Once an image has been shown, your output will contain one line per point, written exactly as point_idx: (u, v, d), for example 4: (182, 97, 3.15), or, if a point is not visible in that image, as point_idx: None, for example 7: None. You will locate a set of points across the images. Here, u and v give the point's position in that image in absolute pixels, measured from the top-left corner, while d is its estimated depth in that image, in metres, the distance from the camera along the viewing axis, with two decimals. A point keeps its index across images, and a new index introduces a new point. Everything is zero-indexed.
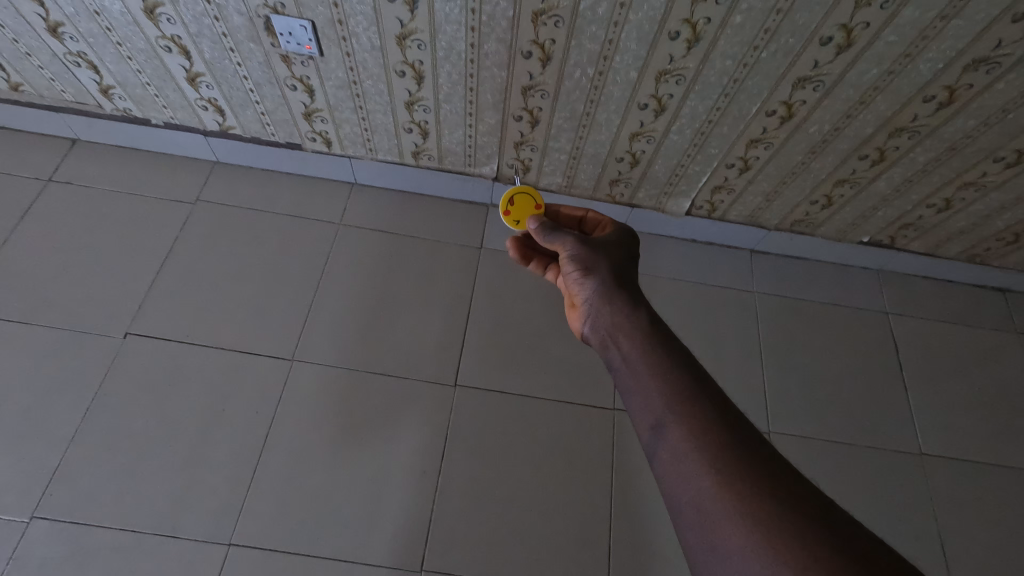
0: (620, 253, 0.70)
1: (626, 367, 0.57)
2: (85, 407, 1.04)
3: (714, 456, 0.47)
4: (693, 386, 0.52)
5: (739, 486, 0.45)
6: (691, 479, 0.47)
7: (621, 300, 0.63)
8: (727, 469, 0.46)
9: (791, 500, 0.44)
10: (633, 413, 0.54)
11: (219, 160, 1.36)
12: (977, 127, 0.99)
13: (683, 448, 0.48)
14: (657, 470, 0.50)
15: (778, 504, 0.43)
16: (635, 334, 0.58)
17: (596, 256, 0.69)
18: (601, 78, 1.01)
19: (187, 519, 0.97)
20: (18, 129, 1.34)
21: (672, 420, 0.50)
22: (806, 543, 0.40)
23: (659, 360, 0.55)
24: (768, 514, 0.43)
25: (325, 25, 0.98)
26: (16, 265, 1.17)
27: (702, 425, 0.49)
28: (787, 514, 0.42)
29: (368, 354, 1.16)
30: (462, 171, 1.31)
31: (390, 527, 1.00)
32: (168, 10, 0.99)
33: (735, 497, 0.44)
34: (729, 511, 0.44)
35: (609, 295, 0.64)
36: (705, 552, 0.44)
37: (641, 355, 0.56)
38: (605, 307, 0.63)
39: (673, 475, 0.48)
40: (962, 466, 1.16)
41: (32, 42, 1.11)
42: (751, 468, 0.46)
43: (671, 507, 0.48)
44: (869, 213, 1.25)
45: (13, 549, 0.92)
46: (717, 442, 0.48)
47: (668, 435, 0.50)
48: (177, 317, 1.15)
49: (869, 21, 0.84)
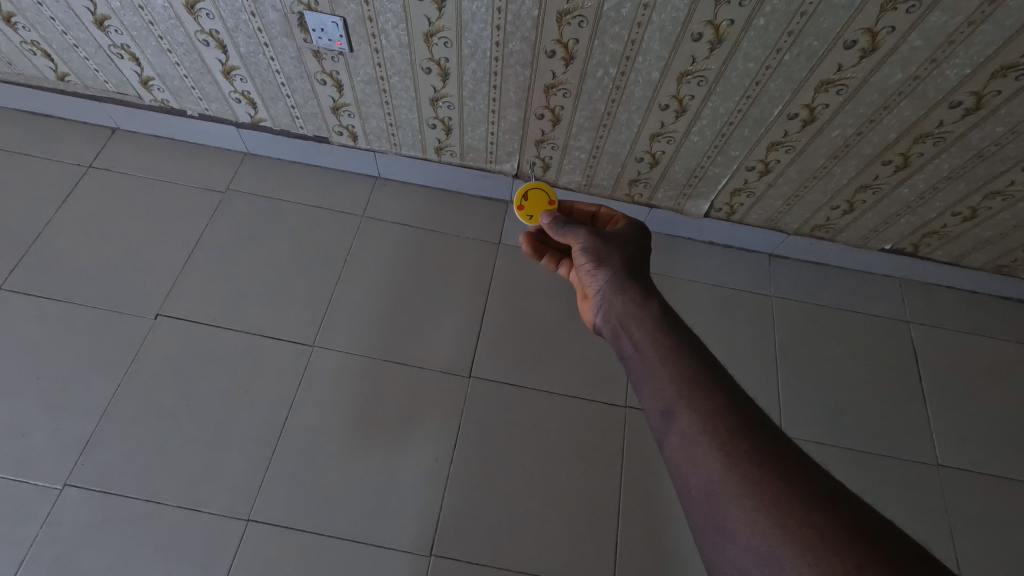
0: (632, 247, 0.72)
1: (637, 356, 0.58)
2: (117, 383, 1.09)
3: (721, 439, 0.48)
4: (702, 374, 0.53)
5: (746, 469, 0.46)
6: (699, 462, 0.48)
7: (632, 291, 0.64)
8: (734, 452, 0.47)
9: (799, 483, 0.45)
10: (643, 399, 0.55)
11: (249, 151, 1.41)
12: (1005, 135, 0.98)
13: (692, 432, 0.49)
14: (665, 455, 0.51)
15: (785, 487, 0.44)
16: (646, 323, 0.60)
17: (609, 249, 0.70)
18: (623, 78, 1.02)
19: (208, 494, 1.01)
20: (63, 118, 1.41)
21: (681, 405, 0.51)
22: (812, 521, 0.42)
23: (670, 348, 0.56)
24: (774, 495, 0.44)
25: (355, 22, 1.02)
26: (57, 246, 1.23)
27: (710, 410, 0.50)
28: (794, 496, 0.43)
29: (386, 343, 1.19)
30: (483, 168, 1.33)
31: (401, 511, 1.02)
32: (207, 5, 1.03)
33: (743, 479, 0.45)
34: (737, 491, 0.45)
35: (621, 286, 0.65)
36: (713, 532, 0.45)
37: (652, 344, 0.57)
38: (617, 298, 0.64)
39: (682, 458, 0.49)
40: (980, 479, 1.14)
41: (80, 35, 1.17)
42: (758, 451, 0.47)
43: (680, 490, 0.49)
44: (891, 220, 1.23)
45: (47, 513, 0.97)
46: (725, 426, 0.49)
47: (677, 419, 0.51)
48: (205, 300, 1.20)
49: (894, 25, 0.84)
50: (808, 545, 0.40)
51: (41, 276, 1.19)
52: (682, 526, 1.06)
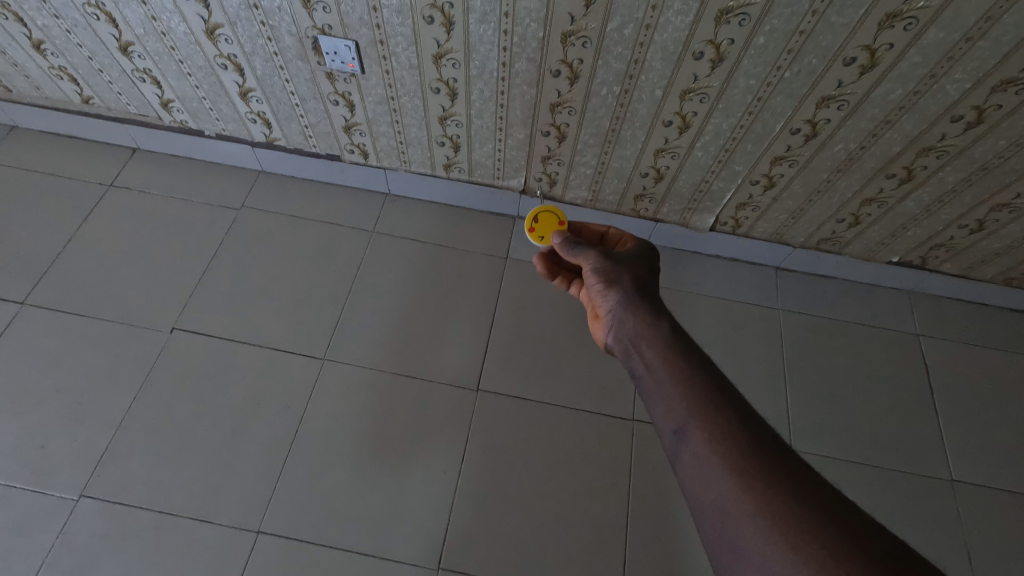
0: (641, 266, 0.73)
1: (648, 376, 0.59)
2: (133, 396, 1.12)
3: (734, 458, 0.49)
4: (713, 393, 0.54)
5: (759, 488, 0.46)
6: (713, 482, 0.48)
7: (643, 311, 0.65)
8: (747, 470, 0.48)
9: (812, 501, 0.45)
10: (656, 418, 0.56)
11: (263, 169, 1.45)
12: (1008, 148, 0.98)
13: (705, 452, 0.50)
14: (679, 474, 0.52)
15: (798, 506, 0.45)
16: (657, 343, 0.61)
17: (619, 269, 0.71)
18: (627, 96, 1.04)
19: (220, 505, 1.02)
20: (87, 139, 1.46)
21: (694, 424, 0.52)
22: (826, 540, 0.42)
23: (681, 367, 0.57)
24: (788, 514, 0.44)
25: (368, 45, 1.05)
26: (78, 262, 1.27)
27: (723, 429, 0.51)
28: (807, 515, 0.44)
29: (395, 356, 1.21)
30: (490, 184, 1.36)
31: (409, 524, 1.03)
32: (227, 31, 1.08)
33: (756, 499, 0.46)
34: (750, 512, 0.45)
35: (632, 306, 0.66)
36: (729, 552, 0.46)
37: (663, 363, 0.58)
38: (628, 318, 0.65)
39: (696, 478, 0.50)
40: (996, 495, 1.12)
41: (105, 60, 1.22)
42: (771, 470, 0.48)
43: (695, 510, 0.50)
44: (898, 233, 1.23)
45: (62, 525, 0.99)
46: (737, 446, 0.49)
47: (690, 439, 0.52)
48: (220, 315, 1.23)
49: (892, 42, 0.86)
50: (821, 564, 0.41)
51: (62, 292, 1.22)
52: (690, 541, 1.05)
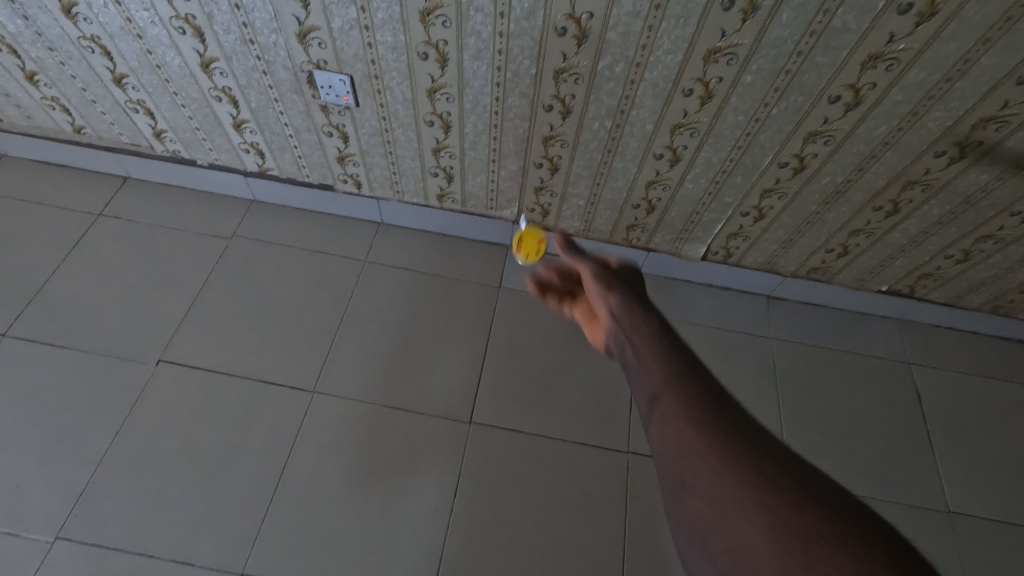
0: (640, 272, 0.65)
1: (637, 366, 0.49)
2: (115, 431, 1.09)
3: (738, 458, 0.39)
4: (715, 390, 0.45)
5: (784, 518, 0.35)
6: (709, 484, 0.38)
7: (638, 305, 0.57)
8: (753, 474, 0.38)
9: (831, 516, 0.35)
10: (641, 416, 0.46)
11: (256, 198, 1.45)
12: (990, 182, 1.01)
13: (700, 448, 0.40)
14: (665, 478, 0.42)
15: (814, 520, 0.35)
16: (651, 334, 0.52)
17: (614, 267, 0.64)
18: (619, 130, 1.06)
19: (202, 546, 0.98)
20: (77, 167, 1.45)
21: (689, 418, 0.42)
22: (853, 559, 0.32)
23: (677, 360, 0.48)
24: (800, 528, 0.34)
25: (362, 79, 1.07)
26: (63, 292, 1.24)
27: (724, 427, 0.41)
28: (828, 532, 0.34)
29: (387, 387, 1.19)
30: (483, 214, 1.36)
31: (399, 565, 0.99)
32: (222, 64, 1.09)
33: (764, 508, 0.36)
34: (755, 522, 0.35)
35: (626, 300, 0.58)
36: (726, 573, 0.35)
37: (657, 353, 0.49)
38: (621, 310, 0.57)
39: (688, 483, 0.40)
40: (994, 528, 1.11)
41: (98, 91, 1.22)
42: (781, 476, 0.38)
43: (682, 522, 0.39)
44: (886, 262, 1.25)
45: (35, 569, 0.94)
46: (741, 449, 0.40)
47: (683, 433, 0.42)
48: (208, 347, 1.21)
49: (875, 82, 0.88)
50: None
51: (45, 323, 1.20)
52: None
